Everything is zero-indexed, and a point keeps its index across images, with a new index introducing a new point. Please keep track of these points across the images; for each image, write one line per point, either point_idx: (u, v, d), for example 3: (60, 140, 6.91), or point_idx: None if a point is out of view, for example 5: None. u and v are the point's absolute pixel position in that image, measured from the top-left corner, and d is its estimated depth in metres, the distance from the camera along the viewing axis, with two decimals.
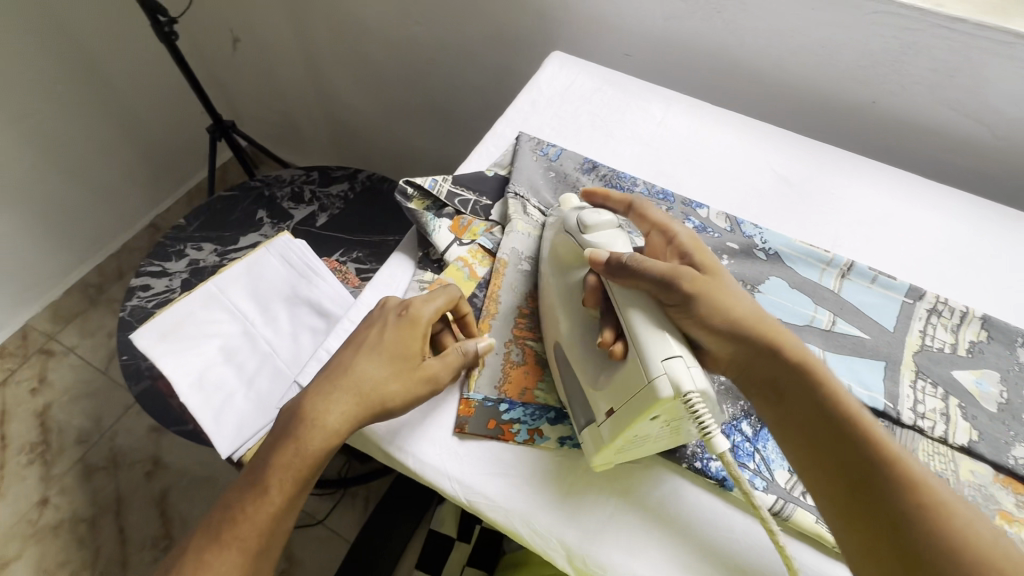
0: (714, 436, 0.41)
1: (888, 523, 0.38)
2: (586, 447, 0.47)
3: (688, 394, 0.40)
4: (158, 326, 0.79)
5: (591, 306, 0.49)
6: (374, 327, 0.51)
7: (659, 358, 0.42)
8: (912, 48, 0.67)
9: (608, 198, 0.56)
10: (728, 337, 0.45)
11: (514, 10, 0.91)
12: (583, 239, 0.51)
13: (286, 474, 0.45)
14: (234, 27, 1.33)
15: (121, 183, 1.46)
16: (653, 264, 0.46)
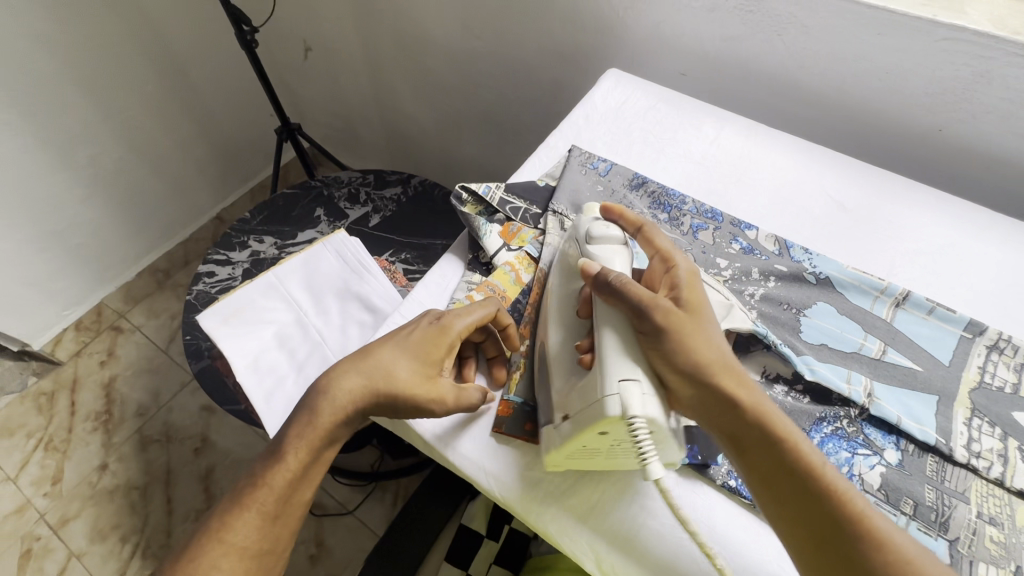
0: (650, 462, 0.42)
1: None
2: (543, 443, 0.49)
3: (632, 418, 0.41)
4: (220, 310, 0.85)
5: (583, 316, 0.51)
6: (404, 327, 0.54)
7: (617, 378, 0.43)
8: (985, 76, 0.65)
9: (622, 215, 0.54)
10: (699, 378, 0.44)
11: (573, 28, 0.94)
12: (586, 249, 0.52)
13: (300, 442, 0.48)
14: (307, 37, 1.42)
15: (194, 177, 1.57)
16: (636, 294, 0.46)
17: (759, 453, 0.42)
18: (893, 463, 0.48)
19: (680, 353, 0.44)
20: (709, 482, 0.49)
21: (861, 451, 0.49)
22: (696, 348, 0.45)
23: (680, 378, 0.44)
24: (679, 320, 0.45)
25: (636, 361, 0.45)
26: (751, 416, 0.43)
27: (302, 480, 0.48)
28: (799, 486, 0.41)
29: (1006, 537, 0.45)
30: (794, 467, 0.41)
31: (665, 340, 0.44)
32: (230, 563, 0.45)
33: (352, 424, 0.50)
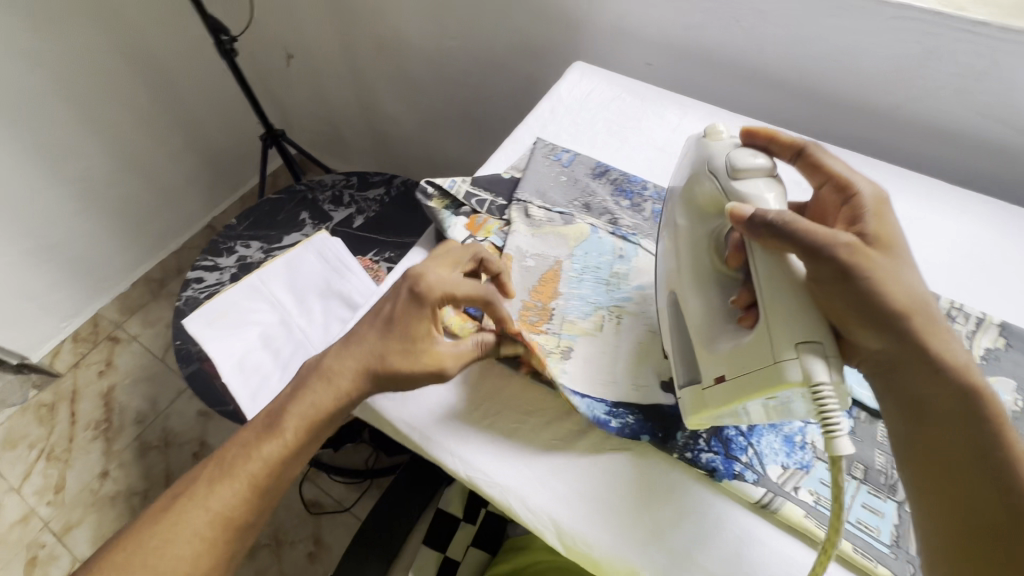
0: (836, 437, 0.39)
1: (997, 515, 0.39)
2: (684, 405, 0.49)
3: (819, 385, 0.39)
4: (206, 313, 0.89)
5: (733, 266, 0.49)
6: (388, 302, 0.53)
7: (793, 342, 0.41)
8: (935, 52, 0.66)
9: (774, 139, 0.54)
10: (892, 322, 0.43)
11: (541, 24, 0.96)
12: (729, 183, 0.50)
13: (300, 421, 0.50)
14: (288, 44, 1.44)
15: (184, 186, 1.58)
16: (808, 231, 0.43)
17: (941, 421, 0.42)
18: (844, 430, 0.50)
19: (872, 294, 0.42)
20: (668, 456, 0.50)
21: (814, 420, 0.51)
22: (889, 289, 0.43)
23: (867, 326, 0.43)
24: (866, 257, 0.43)
25: (803, 320, 0.41)
26: (945, 376, 0.42)
27: (290, 459, 0.50)
28: (983, 465, 0.40)
29: None
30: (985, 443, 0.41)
31: (845, 285, 0.42)
32: (214, 531, 0.47)
33: (340, 415, 0.52)
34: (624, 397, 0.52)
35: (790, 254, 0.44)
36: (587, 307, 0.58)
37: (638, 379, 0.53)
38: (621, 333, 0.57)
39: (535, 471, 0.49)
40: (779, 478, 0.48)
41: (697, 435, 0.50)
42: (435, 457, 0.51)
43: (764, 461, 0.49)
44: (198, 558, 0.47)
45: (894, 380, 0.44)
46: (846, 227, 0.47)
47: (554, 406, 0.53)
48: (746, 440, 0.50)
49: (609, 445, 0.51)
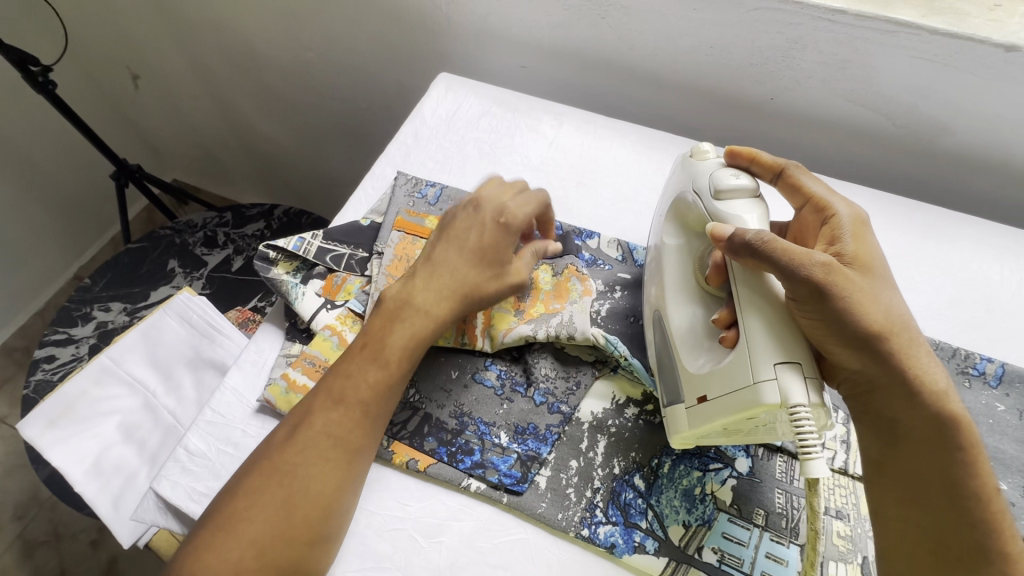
0: (811, 460, 0.37)
1: (949, 517, 0.39)
2: (669, 424, 0.46)
3: (796, 406, 0.37)
4: (44, 411, 0.69)
5: (714, 284, 0.46)
6: (471, 227, 0.52)
7: (770, 362, 0.38)
8: (799, 42, 0.63)
9: (754, 160, 0.50)
10: (871, 345, 0.40)
11: (402, 26, 0.85)
12: (713, 206, 0.46)
13: (402, 340, 0.47)
14: (130, 64, 1.25)
15: (35, 240, 1.35)
16: (785, 251, 0.39)
17: (923, 449, 0.40)
18: (744, 472, 0.47)
19: (849, 316, 0.39)
20: (564, 536, 0.45)
21: (712, 466, 0.47)
22: (867, 310, 0.40)
23: (846, 349, 0.40)
24: (845, 277, 0.40)
25: (784, 337, 0.39)
26: (925, 400, 0.40)
27: (362, 436, 0.44)
28: (957, 498, 0.39)
29: (851, 529, 0.45)
30: (960, 474, 0.39)
31: (823, 305, 0.39)
32: (299, 515, 0.41)
33: (405, 375, 0.47)
34: (507, 473, 0.47)
35: (768, 274, 0.41)
36: (465, 368, 0.52)
37: (524, 450, 0.48)
38: (504, 397, 0.51)
39: None
40: (681, 541, 0.44)
41: (593, 506, 0.46)
42: None
43: (664, 523, 0.45)
44: (320, 478, 0.42)
45: (871, 401, 0.41)
46: (823, 247, 0.45)
47: (434, 497, 0.47)
48: (645, 502, 0.46)
49: (497, 534, 0.45)
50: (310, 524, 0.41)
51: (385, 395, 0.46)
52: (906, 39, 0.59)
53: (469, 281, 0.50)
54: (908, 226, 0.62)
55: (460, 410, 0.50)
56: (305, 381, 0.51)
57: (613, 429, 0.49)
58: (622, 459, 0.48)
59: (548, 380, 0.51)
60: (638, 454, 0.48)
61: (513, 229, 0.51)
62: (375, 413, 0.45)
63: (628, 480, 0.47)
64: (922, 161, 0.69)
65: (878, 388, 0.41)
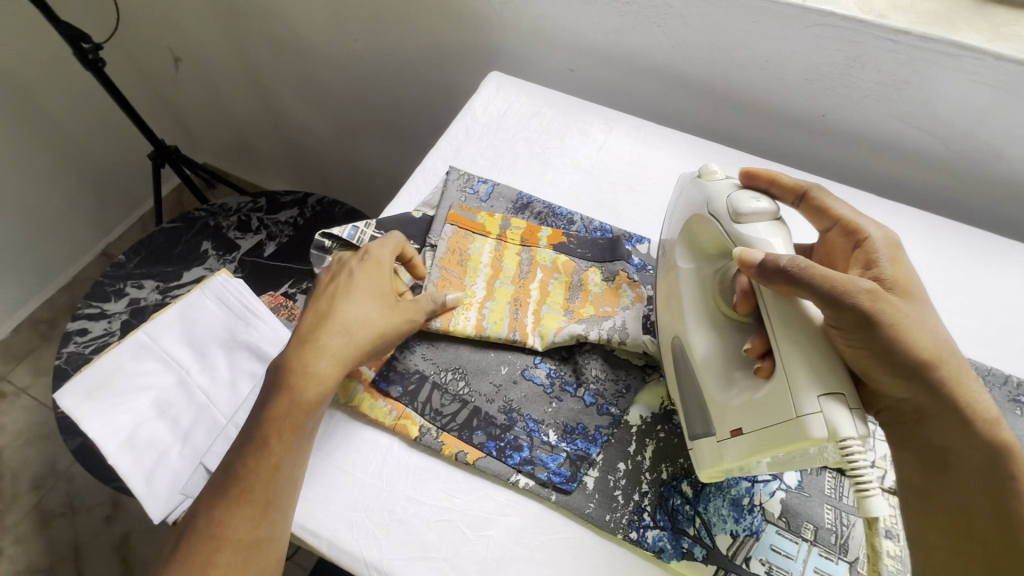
0: (868, 494, 0.36)
1: (1000, 545, 0.38)
2: (698, 457, 0.45)
3: (846, 440, 0.36)
4: (83, 381, 0.72)
5: (741, 312, 0.45)
6: (339, 276, 0.51)
7: (815, 394, 0.37)
8: (858, 61, 0.63)
9: (774, 181, 0.50)
10: (918, 374, 0.40)
11: (452, 24, 0.86)
12: (734, 230, 0.45)
13: (299, 391, 0.46)
14: (174, 47, 1.26)
15: (67, 215, 1.36)
16: (829, 279, 0.39)
17: (973, 478, 0.40)
18: (792, 485, 0.47)
19: (895, 344, 0.39)
20: (611, 538, 0.45)
21: (761, 477, 0.47)
22: (913, 337, 0.40)
23: (893, 377, 0.40)
24: (890, 304, 0.40)
25: (825, 367, 0.38)
26: (976, 430, 0.40)
27: (276, 478, 0.44)
28: (1010, 528, 0.38)
29: (901, 549, 0.45)
30: (1013, 504, 0.39)
31: (869, 333, 0.39)
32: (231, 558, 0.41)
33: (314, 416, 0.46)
34: (555, 471, 0.47)
35: (803, 299, 0.41)
36: (515, 365, 0.53)
37: (572, 449, 0.48)
38: (553, 395, 0.51)
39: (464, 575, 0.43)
40: (729, 550, 0.44)
41: (641, 509, 0.46)
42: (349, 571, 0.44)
43: (712, 531, 0.45)
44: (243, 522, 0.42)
45: (917, 429, 0.42)
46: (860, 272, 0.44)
47: (483, 491, 0.47)
48: (693, 509, 0.46)
49: (545, 531, 0.45)
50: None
51: (281, 480, 0.43)
52: (969, 63, 0.59)
53: (354, 324, 0.48)
54: (958, 250, 0.62)
55: (509, 406, 0.50)
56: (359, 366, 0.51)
57: (662, 433, 0.50)
58: (671, 464, 0.48)
59: (598, 381, 0.52)
60: (685, 461, 0.48)
61: (386, 265, 0.52)
62: (273, 502, 0.42)
63: (677, 486, 0.47)
64: (971, 186, 0.69)
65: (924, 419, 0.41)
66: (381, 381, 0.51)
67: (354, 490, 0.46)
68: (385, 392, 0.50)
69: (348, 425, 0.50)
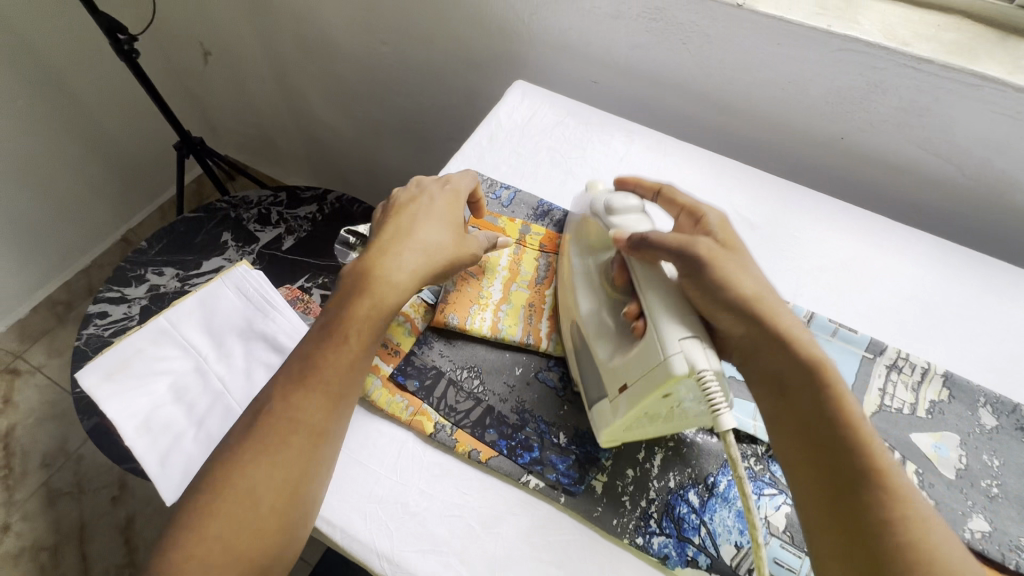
0: (722, 415, 0.40)
1: (833, 462, 0.41)
2: (596, 421, 0.49)
3: (702, 373, 0.40)
4: (103, 363, 0.73)
5: (620, 285, 0.50)
6: (420, 202, 0.57)
7: (676, 337, 0.42)
8: (880, 87, 0.64)
9: (638, 182, 0.58)
10: (744, 312, 0.46)
11: (480, 32, 0.88)
12: (609, 222, 0.53)
13: (376, 303, 0.50)
14: (204, 41, 1.29)
15: (91, 199, 1.39)
16: (673, 241, 0.48)
17: (800, 391, 0.44)
18: None
19: (723, 287, 0.46)
20: (617, 542, 0.46)
21: (767, 491, 0.48)
22: (737, 280, 0.46)
23: (727, 314, 0.46)
24: (720, 258, 0.47)
25: (682, 316, 0.44)
26: (798, 355, 0.45)
27: (351, 377, 0.49)
28: (831, 430, 0.42)
29: None
30: (833, 415, 0.42)
31: (708, 280, 0.46)
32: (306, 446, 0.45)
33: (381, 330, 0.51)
34: (564, 473, 0.48)
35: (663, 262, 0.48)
36: (529, 367, 0.54)
37: (582, 452, 0.49)
38: (565, 399, 0.52)
39: (473, 570, 0.44)
40: (732, 561, 0.45)
41: (647, 515, 0.47)
42: (359, 560, 0.45)
43: (717, 541, 0.46)
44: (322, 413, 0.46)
45: (756, 362, 0.47)
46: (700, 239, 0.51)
47: (494, 489, 0.48)
48: (699, 518, 0.46)
49: (552, 531, 0.46)
50: (276, 511, 0.43)
51: (354, 378, 0.49)
52: (991, 93, 0.59)
53: (430, 244, 0.53)
54: (973, 277, 0.62)
55: (521, 407, 0.51)
56: (378, 362, 0.53)
57: (671, 442, 0.51)
58: (678, 473, 0.49)
59: None
60: (693, 471, 0.49)
61: (461, 198, 0.58)
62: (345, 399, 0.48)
63: (683, 495, 0.48)
64: (989, 215, 0.70)
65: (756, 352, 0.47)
66: (398, 375, 0.52)
67: (367, 481, 0.48)
68: (402, 386, 0.52)
69: (363, 418, 0.51)
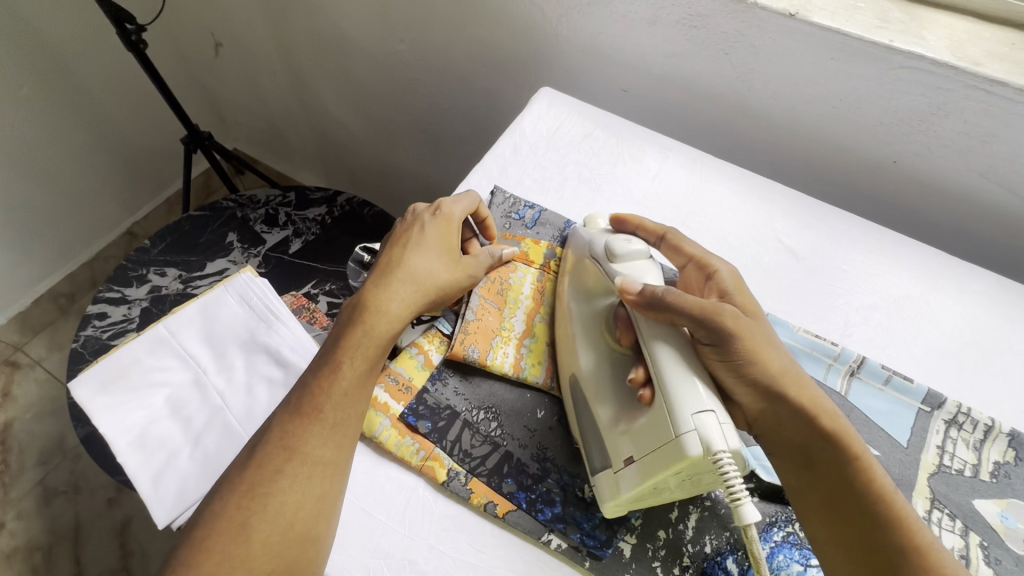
0: (742, 503, 0.37)
1: (873, 542, 0.39)
2: (599, 491, 0.44)
3: (718, 454, 0.36)
4: (97, 373, 0.65)
5: (626, 343, 0.46)
6: (412, 229, 0.54)
7: (689, 411, 0.38)
8: (944, 108, 0.59)
9: (639, 225, 0.54)
10: (764, 388, 0.43)
11: (505, 33, 0.83)
12: (611, 268, 0.48)
13: (367, 337, 0.47)
14: (215, 32, 1.25)
15: (96, 191, 1.36)
16: (692, 305, 0.42)
17: (824, 467, 0.42)
18: None
19: (746, 361, 0.42)
20: None
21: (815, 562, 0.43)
22: (761, 354, 0.43)
23: (744, 388, 0.43)
24: (742, 327, 0.43)
25: (695, 389, 0.39)
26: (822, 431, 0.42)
27: (348, 408, 0.44)
28: (863, 509, 0.40)
29: None
30: (866, 493, 0.40)
31: (728, 353, 0.42)
32: (305, 479, 0.41)
33: (377, 367, 0.47)
34: (590, 534, 0.44)
35: (677, 324, 0.43)
36: (552, 411, 0.49)
37: None
38: None
39: None
40: None
41: None
42: None
43: None
44: (319, 446, 0.42)
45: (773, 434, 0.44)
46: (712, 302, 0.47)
47: (511, 548, 0.44)
48: None
49: None
50: (274, 550, 0.38)
51: (351, 403, 0.45)
52: None
53: (422, 274, 0.50)
54: None
55: (543, 454, 0.47)
56: (387, 400, 0.48)
57: (708, 501, 0.46)
58: (716, 537, 0.44)
59: None
60: (733, 534, 0.44)
61: (455, 221, 0.54)
62: (343, 423, 0.44)
63: (721, 562, 0.43)
64: None
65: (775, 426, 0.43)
66: (409, 416, 0.48)
67: (372, 534, 0.43)
68: (413, 428, 0.47)
69: (370, 461, 0.47)
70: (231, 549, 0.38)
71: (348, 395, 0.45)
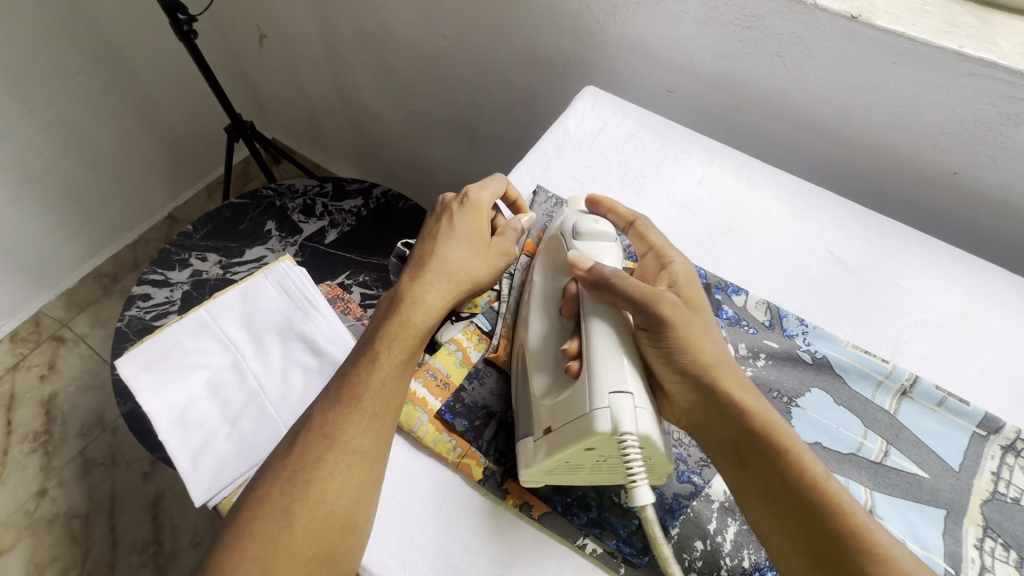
0: (637, 488, 0.39)
1: (806, 528, 0.38)
2: (518, 458, 0.45)
3: (624, 435, 0.38)
4: (144, 352, 0.68)
5: (567, 316, 0.48)
6: (441, 220, 0.54)
7: (607, 390, 0.39)
8: (1014, 119, 0.56)
9: (611, 209, 0.54)
10: (697, 380, 0.43)
11: (551, 31, 0.82)
12: (573, 244, 0.49)
13: (404, 327, 0.47)
14: (261, 23, 1.27)
15: (141, 175, 1.40)
16: (636, 289, 0.43)
17: (757, 458, 0.41)
18: None
19: (679, 349, 0.43)
20: None
21: None
22: (696, 344, 0.43)
23: (678, 380, 0.43)
24: (682, 316, 0.43)
25: (620, 368, 0.41)
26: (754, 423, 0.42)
27: (386, 398, 0.45)
28: (795, 496, 0.39)
29: None
30: (797, 479, 0.39)
31: (662, 338, 0.43)
32: (345, 468, 0.41)
33: (415, 358, 0.48)
34: (627, 541, 0.43)
35: (615, 307, 0.44)
36: None
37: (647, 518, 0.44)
38: None
39: None
40: None
41: None
42: None
43: None
44: (357, 436, 0.43)
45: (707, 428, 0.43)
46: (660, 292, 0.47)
47: (546, 551, 0.43)
48: None
49: None
50: (314, 537, 0.39)
51: (387, 393, 0.45)
52: None
53: (455, 264, 0.51)
54: None
55: None
56: (425, 395, 0.49)
57: None
58: (754, 551, 0.43)
59: (681, 445, 0.48)
60: None
61: (484, 209, 0.54)
62: (381, 413, 0.44)
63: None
64: None
65: (709, 420, 0.43)
66: (446, 413, 0.48)
67: (409, 527, 0.44)
68: (450, 425, 0.48)
69: (406, 455, 0.47)
70: (272, 534, 0.39)
71: (385, 384, 0.45)
